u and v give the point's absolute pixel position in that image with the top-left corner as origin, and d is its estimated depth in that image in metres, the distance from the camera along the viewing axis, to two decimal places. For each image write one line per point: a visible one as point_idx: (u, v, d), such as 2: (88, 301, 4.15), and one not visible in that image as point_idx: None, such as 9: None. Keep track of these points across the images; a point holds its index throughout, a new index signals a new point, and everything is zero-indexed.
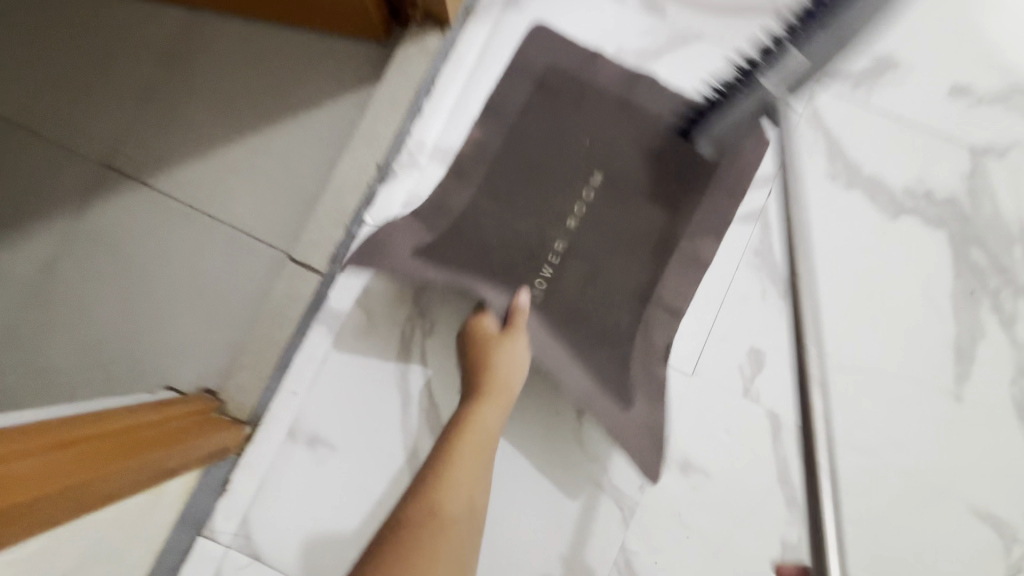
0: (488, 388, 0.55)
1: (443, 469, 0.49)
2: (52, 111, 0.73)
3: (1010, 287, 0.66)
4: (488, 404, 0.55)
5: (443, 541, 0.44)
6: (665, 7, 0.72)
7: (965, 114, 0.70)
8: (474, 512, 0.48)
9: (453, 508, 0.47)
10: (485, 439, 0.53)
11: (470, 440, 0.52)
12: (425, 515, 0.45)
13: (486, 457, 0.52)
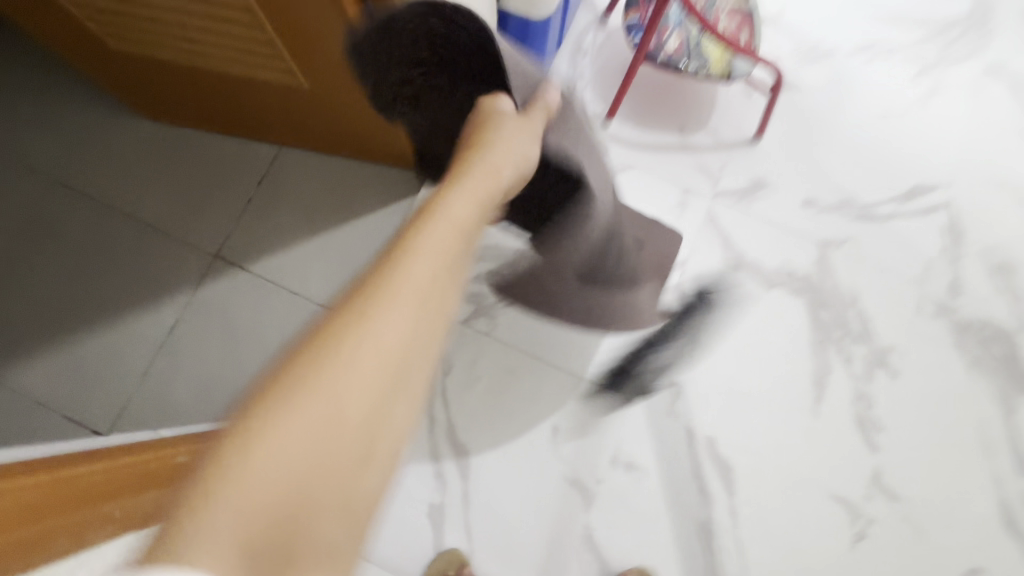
0: (460, 185, 0.46)
1: (379, 285, 0.36)
2: (177, 217, 1.03)
3: (847, 337, 0.97)
4: (456, 189, 0.46)
5: (375, 344, 0.34)
6: (609, 146, 1.05)
7: (814, 218, 1.02)
8: (430, 312, 0.37)
9: (384, 335, 0.34)
10: (443, 254, 0.39)
11: (424, 247, 0.39)
12: (353, 337, 0.33)
13: (455, 268, 0.40)
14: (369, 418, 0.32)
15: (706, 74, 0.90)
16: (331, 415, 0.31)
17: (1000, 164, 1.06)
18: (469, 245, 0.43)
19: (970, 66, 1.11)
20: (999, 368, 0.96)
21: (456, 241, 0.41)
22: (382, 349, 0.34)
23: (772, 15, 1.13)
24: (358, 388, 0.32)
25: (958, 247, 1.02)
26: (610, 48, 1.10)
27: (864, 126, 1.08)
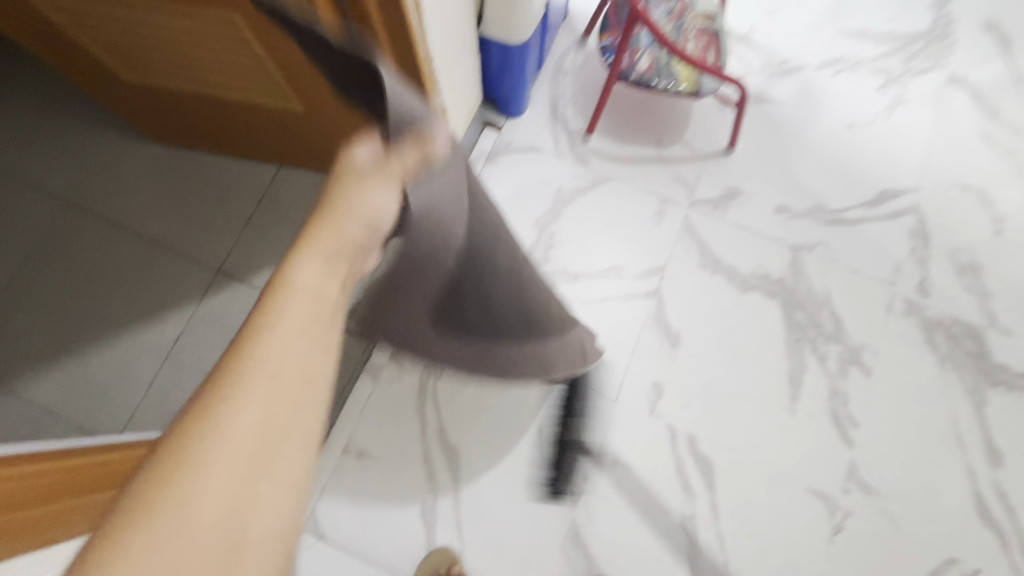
0: (317, 241, 0.45)
1: (227, 380, 0.37)
2: (183, 234, 1.08)
3: (822, 336, 1.01)
4: (313, 252, 0.44)
5: (231, 439, 0.36)
6: (589, 160, 1.11)
7: (787, 224, 1.07)
8: (286, 396, 0.38)
9: (235, 425, 0.36)
10: (296, 334, 0.40)
11: (285, 317, 0.41)
12: (201, 437, 0.35)
13: (320, 331, 0.42)
14: (233, 509, 0.34)
15: (677, 91, 0.95)
16: (189, 521, 0.33)
17: (966, 168, 1.10)
18: (329, 314, 0.43)
19: (933, 77, 1.16)
20: (972, 363, 0.99)
21: (310, 318, 0.42)
22: (235, 445, 0.36)
23: (743, 33, 1.20)
24: (218, 466, 0.35)
25: (927, 248, 1.06)
26: (589, 69, 1.16)
27: (833, 136, 1.13)
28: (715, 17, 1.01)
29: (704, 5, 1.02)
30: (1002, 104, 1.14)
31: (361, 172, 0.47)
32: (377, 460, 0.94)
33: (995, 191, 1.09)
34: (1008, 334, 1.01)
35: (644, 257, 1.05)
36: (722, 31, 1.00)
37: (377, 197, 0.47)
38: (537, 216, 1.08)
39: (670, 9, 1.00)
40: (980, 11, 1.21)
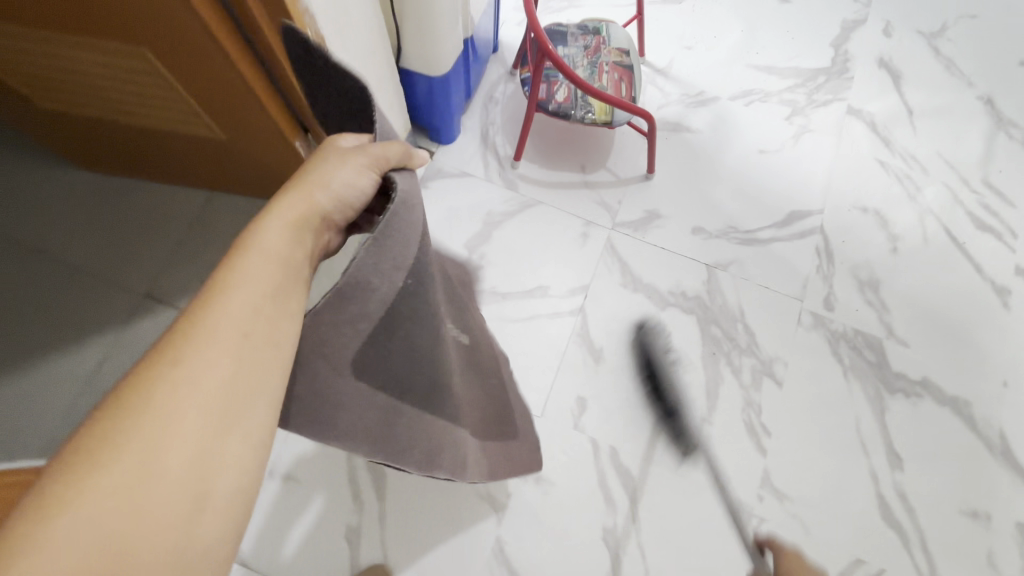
0: (290, 205, 0.44)
1: (197, 332, 0.35)
2: (111, 261, 1.08)
3: (736, 349, 1.06)
4: (272, 225, 0.42)
5: (188, 410, 0.33)
6: (517, 185, 1.16)
7: (703, 244, 1.13)
8: (252, 353, 0.36)
9: (191, 395, 0.34)
10: (263, 294, 0.38)
11: (257, 275, 0.39)
12: (164, 401, 0.33)
13: (291, 291, 0.40)
14: (191, 482, 0.32)
15: (592, 120, 1.02)
16: (139, 499, 0.30)
17: (864, 191, 1.19)
18: (295, 282, 0.41)
19: (834, 108, 1.27)
20: (872, 373, 1.06)
21: (270, 284, 0.39)
22: (195, 414, 0.33)
23: (662, 66, 1.28)
24: (184, 422, 0.33)
25: (831, 265, 1.13)
26: (518, 99, 1.22)
27: (745, 161, 1.21)
28: (629, 51, 1.08)
29: (618, 40, 1.09)
30: (895, 133, 1.25)
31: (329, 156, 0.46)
32: (303, 483, 0.94)
33: (890, 212, 1.18)
34: (904, 344, 1.08)
35: (569, 277, 1.10)
36: (634, 64, 1.07)
37: (339, 175, 0.44)
38: (465, 238, 1.11)
39: (586, 45, 1.07)
40: (874, 49, 1.33)
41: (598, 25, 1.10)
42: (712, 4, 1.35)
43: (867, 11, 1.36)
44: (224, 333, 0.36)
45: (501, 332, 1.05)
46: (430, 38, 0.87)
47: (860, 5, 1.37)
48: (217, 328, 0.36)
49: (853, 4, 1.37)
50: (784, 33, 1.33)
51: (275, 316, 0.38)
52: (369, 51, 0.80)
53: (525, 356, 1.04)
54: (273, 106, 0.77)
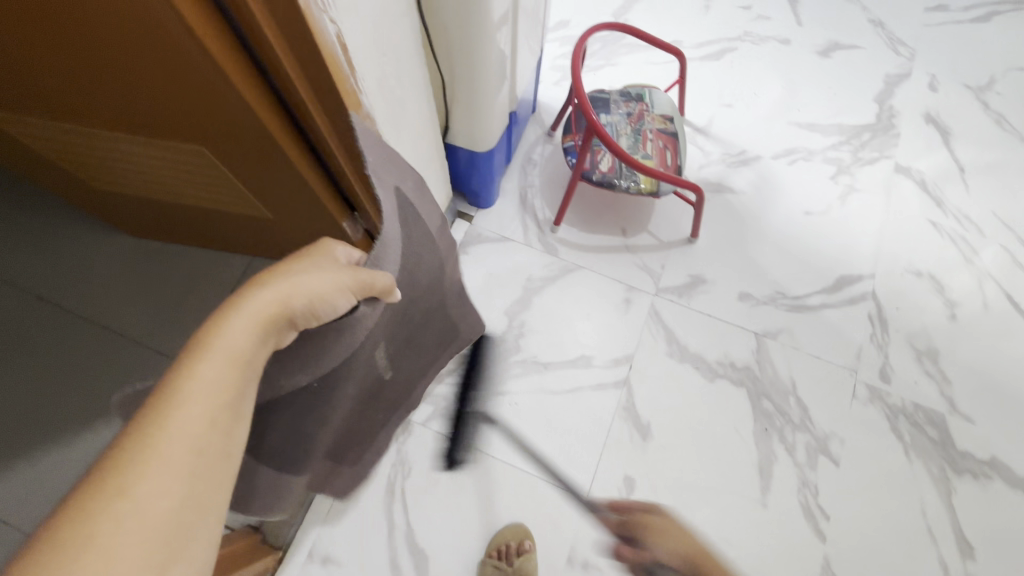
0: (252, 301, 0.40)
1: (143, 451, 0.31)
2: (156, 329, 1.09)
3: (789, 425, 1.02)
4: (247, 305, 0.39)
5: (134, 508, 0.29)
6: (558, 250, 1.14)
7: (750, 311, 1.10)
8: (203, 471, 0.33)
9: (137, 498, 0.30)
10: (215, 404, 0.35)
11: (205, 382, 0.35)
12: (99, 536, 0.28)
13: (241, 400, 0.37)
14: None
15: (637, 190, 0.99)
16: None
17: (917, 254, 1.15)
18: (248, 387, 0.38)
19: (881, 166, 1.23)
20: (936, 451, 1.01)
21: (233, 381, 0.36)
22: (140, 519, 0.29)
23: (701, 125, 1.26)
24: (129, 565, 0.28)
25: (886, 334, 1.09)
26: (557, 161, 1.21)
27: (791, 223, 1.18)
28: (673, 117, 1.06)
29: (661, 106, 1.07)
30: (946, 193, 1.21)
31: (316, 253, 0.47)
32: (344, 567, 0.91)
33: (945, 276, 1.13)
34: (968, 420, 1.03)
35: (613, 347, 1.06)
36: (679, 131, 1.05)
37: (327, 275, 0.45)
38: (507, 305, 1.09)
39: (629, 112, 1.06)
40: (919, 104, 1.29)
41: (641, 90, 1.09)
42: (751, 59, 1.34)
43: (912, 64, 1.33)
44: (170, 451, 0.32)
45: (544, 404, 1.02)
46: (478, 117, 0.87)
47: (903, 58, 1.34)
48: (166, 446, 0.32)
49: (897, 57, 1.34)
50: (826, 89, 1.31)
51: (229, 430, 0.35)
52: (420, 137, 0.79)
53: (569, 431, 1.01)
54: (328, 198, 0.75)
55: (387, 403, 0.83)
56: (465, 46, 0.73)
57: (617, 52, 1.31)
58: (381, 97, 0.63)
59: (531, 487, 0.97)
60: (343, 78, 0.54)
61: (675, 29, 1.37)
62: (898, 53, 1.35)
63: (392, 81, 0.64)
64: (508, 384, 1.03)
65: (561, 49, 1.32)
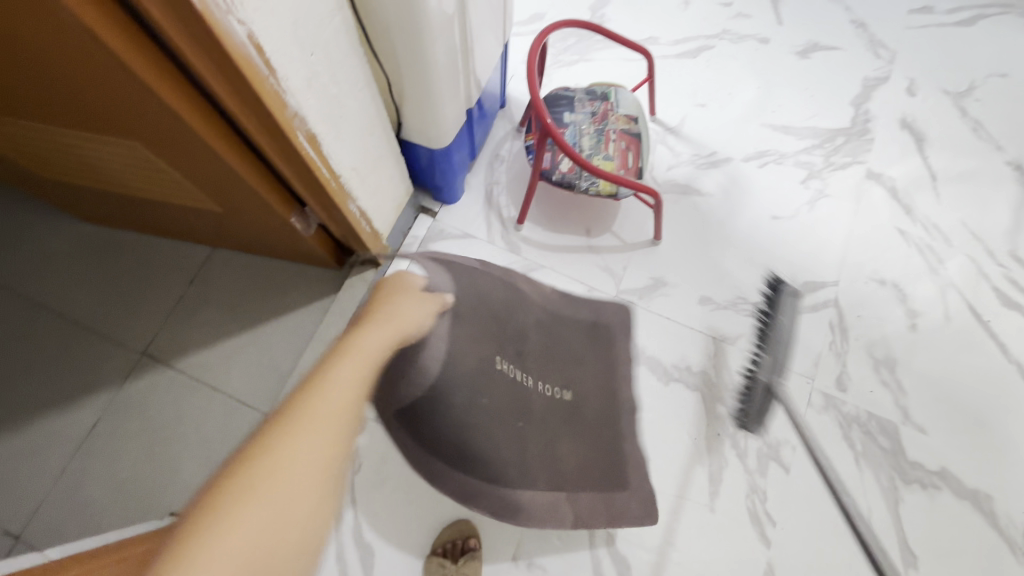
0: (373, 325, 0.62)
1: (310, 405, 0.51)
2: (108, 316, 1.08)
3: (741, 431, 1.02)
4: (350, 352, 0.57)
5: (312, 439, 0.48)
6: (520, 248, 1.13)
7: (710, 316, 1.10)
8: (336, 429, 0.50)
9: (308, 443, 0.48)
10: (353, 383, 0.54)
11: (349, 366, 0.55)
12: (283, 450, 0.47)
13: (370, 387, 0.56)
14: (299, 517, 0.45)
15: (596, 192, 0.99)
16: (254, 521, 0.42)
17: (882, 263, 1.14)
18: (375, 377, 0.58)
19: (853, 172, 1.22)
20: (886, 460, 1.01)
21: (357, 374, 0.55)
22: (311, 455, 0.47)
23: (673, 125, 1.25)
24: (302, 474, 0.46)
25: (845, 342, 1.09)
26: (524, 158, 1.20)
27: (757, 228, 1.17)
28: (637, 117, 1.05)
29: (626, 105, 1.06)
30: (916, 201, 1.19)
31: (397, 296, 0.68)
32: None
33: (909, 285, 1.13)
34: (921, 431, 1.03)
35: None
36: (643, 132, 1.04)
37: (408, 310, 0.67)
38: None
39: (593, 111, 1.05)
40: (896, 109, 1.28)
41: (607, 89, 1.07)
42: (728, 59, 1.31)
43: (891, 68, 1.31)
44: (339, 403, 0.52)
45: None
46: (429, 115, 0.85)
47: (883, 61, 1.32)
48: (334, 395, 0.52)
49: (876, 60, 1.32)
50: (802, 91, 1.29)
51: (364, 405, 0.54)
52: (365, 136, 0.78)
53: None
54: (266, 190, 0.76)
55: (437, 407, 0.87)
56: (406, 45, 0.71)
57: (591, 47, 1.29)
58: (312, 98, 0.62)
59: None
60: (259, 79, 0.54)
61: (652, 24, 1.34)
62: (878, 56, 1.32)
63: (325, 81, 0.63)
64: None
65: None
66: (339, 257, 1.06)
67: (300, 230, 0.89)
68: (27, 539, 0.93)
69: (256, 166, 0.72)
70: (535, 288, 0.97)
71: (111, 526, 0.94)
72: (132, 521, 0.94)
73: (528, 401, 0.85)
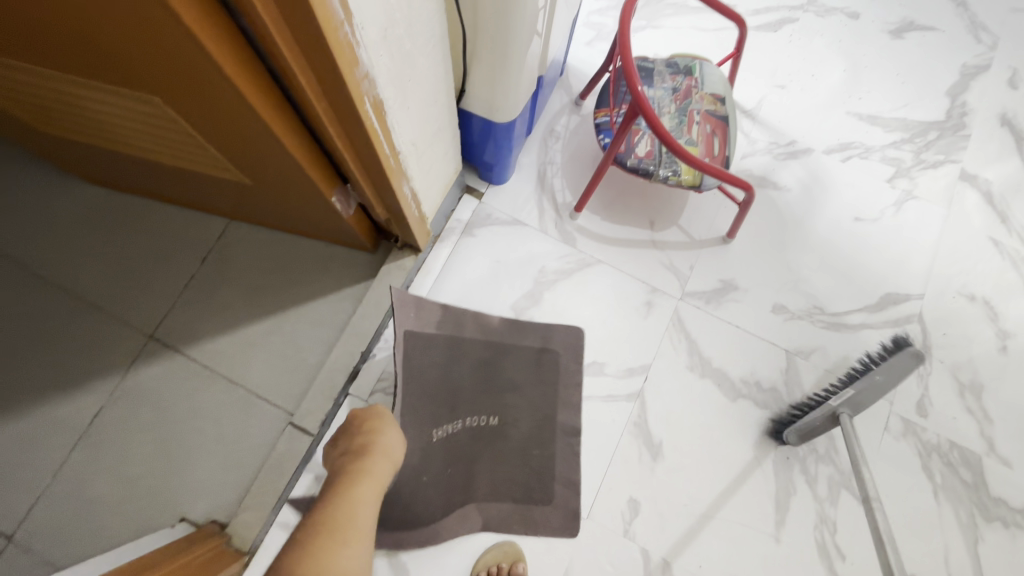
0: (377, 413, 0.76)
1: (357, 477, 0.62)
2: (113, 292, 0.95)
3: (813, 455, 0.93)
4: (366, 478, 0.62)
5: (362, 497, 0.59)
6: (575, 239, 1.01)
7: (783, 326, 0.99)
8: (381, 469, 0.66)
9: (365, 487, 0.61)
10: (387, 457, 0.68)
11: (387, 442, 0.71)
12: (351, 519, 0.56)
13: (393, 457, 0.69)
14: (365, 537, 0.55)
15: (676, 182, 0.86)
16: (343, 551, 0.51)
17: (973, 276, 1.04)
18: (391, 436, 0.72)
19: (945, 171, 1.09)
20: (967, 495, 0.93)
21: (386, 447, 0.70)
22: (369, 495, 0.60)
23: (749, 108, 1.11)
24: (366, 518, 0.57)
25: (928, 362, 0.99)
26: (584, 136, 1.07)
27: (838, 230, 1.05)
28: (725, 97, 0.91)
29: (712, 83, 0.92)
30: (1012, 208, 1.08)
31: (390, 426, 0.74)
32: None
33: (1001, 303, 1.02)
34: (1006, 464, 0.94)
35: (628, 354, 0.96)
36: (731, 115, 0.90)
37: (394, 444, 0.71)
38: (515, 299, 0.97)
39: (675, 87, 0.91)
40: (995, 102, 1.14)
41: (691, 62, 0.93)
42: (813, 34, 1.16)
43: (993, 55, 1.17)
44: (385, 458, 0.68)
45: (548, 414, 0.91)
46: (501, 80, 0.72)
47: (985, 47, 1.18)
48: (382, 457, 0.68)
49: (977, 45, 1.18)
50: (893, 77, 1.15)
51: (382, 459, 0.67)
52: (429, 104, 0.64)
53: (558, 438, 0.91)
54: (308, 162, 0.63)
55: (528, 460, 0.89)
56: None
57: (662, 13, 1.14)
58: (385, 54, 0.49)
59: (527, 506, 0.87)
60: (333, 25, 0.40)
61: None
62: (979, 40, 1.18)
63: (401, 32, 0.49)
64: (511, 387, 0.92)
65: (598, 3, 1.15)
66: (374, 238, 0.93)
67: (340, 209, 0.76)
68: (19, 540, 0.83)
69: (300, 136, 0.59)
70: (553, 319, 0.97)
71: (117, 530, 0.84)
72: (140, 525, 0.84)
73: (583, 431, 0.92)
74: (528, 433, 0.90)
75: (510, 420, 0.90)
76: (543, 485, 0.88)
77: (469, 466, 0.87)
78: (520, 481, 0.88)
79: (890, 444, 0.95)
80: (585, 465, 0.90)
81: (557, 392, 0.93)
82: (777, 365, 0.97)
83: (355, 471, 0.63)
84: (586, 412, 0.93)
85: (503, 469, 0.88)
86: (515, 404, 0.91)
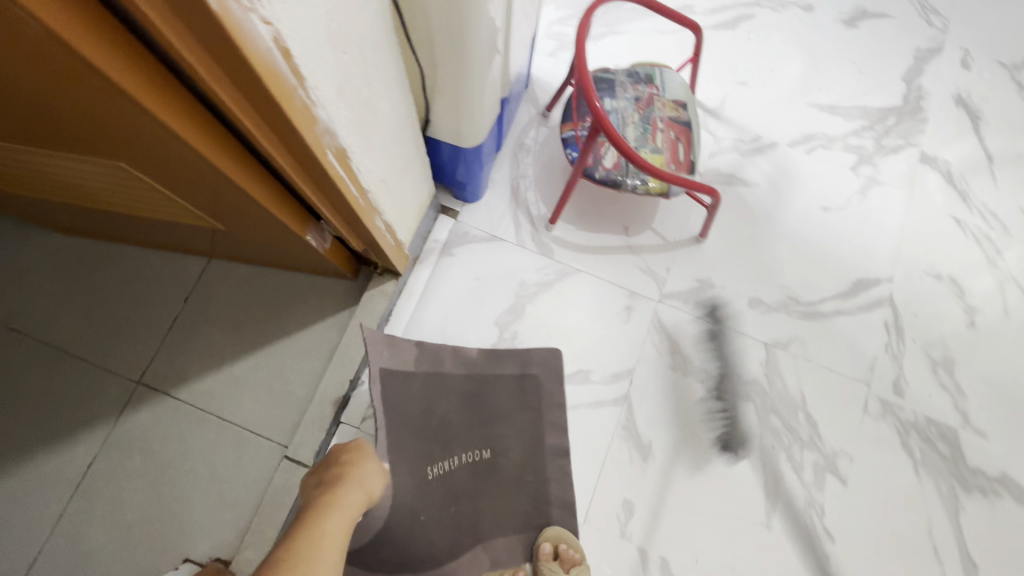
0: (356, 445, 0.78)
1: (328, 507, 0.62)
2: (96, 341, 0.96)
3: (797, 443, 0.96)
4: (336, 510, 0.62)
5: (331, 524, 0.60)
6: (552, 250, 1.03)
7: (760, 320, 1.02)
8: (353, 505, 0.65)
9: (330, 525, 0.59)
10: (363, 489, 0.69)
11: (361, 473, 0.71)
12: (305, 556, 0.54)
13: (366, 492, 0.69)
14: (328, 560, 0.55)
15: (645, 192, 0.88)
16: None
17: (939, 255, 1.07)
18: (359, 475, 0.70)
19: (905, 156, 1.12)
20: (946, 468, 0.96)
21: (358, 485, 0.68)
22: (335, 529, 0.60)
23: (713, 107, 1.14)
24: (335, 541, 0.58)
25: (901, 343, 1.02)
26: (553, 147, 1.08)
27: (806, 221, 1.08)
28: (687, 103, 0.93)
29: (673, 89, 0.94)
30: (971, 186, 1.12)
31: (367, 458, 0.74)
32: None
33: (966, 280, 1.06)
34: (981, 435, 0.98)
35: (613, 361, 0.98)
36: (693, 120, 0.92)
37: (370, 476, 0.72)
38: (498, 314, 0.99)
39: (637, 96, 0.93)
40: (949, 84, 1.18)
41: (651, 70, 0.95)
42: (769, 29, 1.19)
43: (945, 37, 1.20)
44: (355, 491, 0.67)
45: (540, 425, 0.93)
46: (464, 108, 0.73)
47: (936, 30, 1.21)
48: (354, 491, 0.67)
49: (928, 29, 1.21)
50: (850, 67, 1.18)
51: (353, 496, 0.66)
52: (394, 140, 0.65)
53: (550, 448, 0.92)
54: (278, 209, 0.63)
55: (523, 473, 0.90)
56: (448, 30, 0.58)
57: (621, 19, 1.15)
58: (343, 107, 0.50)
59: (525, 518, 0.89)
60: (287, 92, 0.42)
61: None
62: (930, 24, 1.21)
63: (357, 83, 0.51)
64: (499, 402, 0.93)
65: (557, 14, 1.16)
66: (354, 266, 0.94)
67: (316, 246, 0.77)
68: None
69: (268, 187, 0.59)
70: (536, 331, 0.99)
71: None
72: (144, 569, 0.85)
73: (574, 439, 0.93)
74: (520, 445, 0.91)
75: (502, 435, 0.91)
76: (540, 496, 0.90)
77: (465, 485, 0.88)
78: (515, 495, 0.90)
79: (870, 425, 0.98)
80: (579, 471, 0.92)
81: (546, 403, 0.94)
82: (757, 357, 1.00)
83: (327, 500, 0.64)
84: (575, 419, 0.95)
85: (498, 484, 0.90)
86: (506, 417, 0.93)
